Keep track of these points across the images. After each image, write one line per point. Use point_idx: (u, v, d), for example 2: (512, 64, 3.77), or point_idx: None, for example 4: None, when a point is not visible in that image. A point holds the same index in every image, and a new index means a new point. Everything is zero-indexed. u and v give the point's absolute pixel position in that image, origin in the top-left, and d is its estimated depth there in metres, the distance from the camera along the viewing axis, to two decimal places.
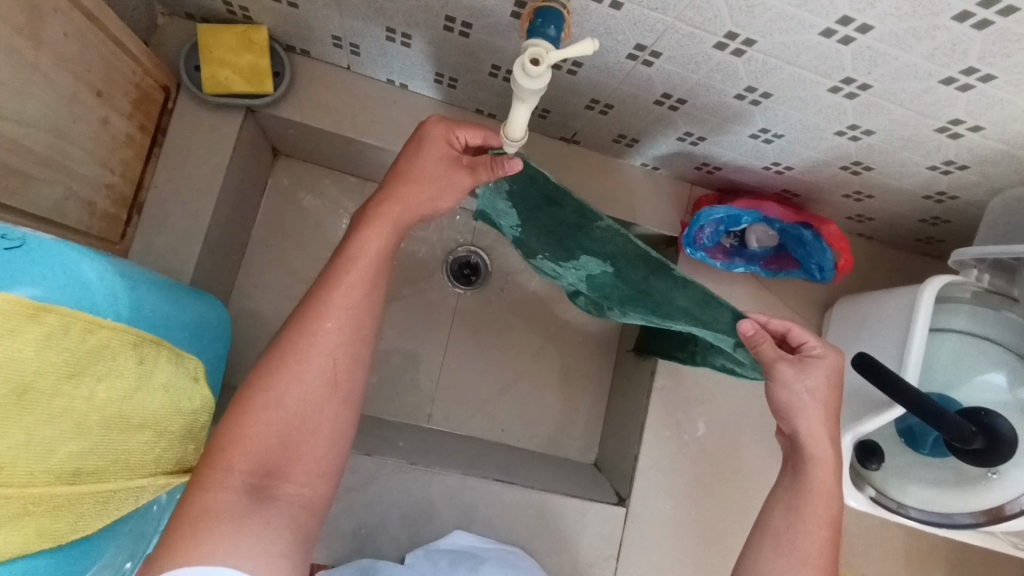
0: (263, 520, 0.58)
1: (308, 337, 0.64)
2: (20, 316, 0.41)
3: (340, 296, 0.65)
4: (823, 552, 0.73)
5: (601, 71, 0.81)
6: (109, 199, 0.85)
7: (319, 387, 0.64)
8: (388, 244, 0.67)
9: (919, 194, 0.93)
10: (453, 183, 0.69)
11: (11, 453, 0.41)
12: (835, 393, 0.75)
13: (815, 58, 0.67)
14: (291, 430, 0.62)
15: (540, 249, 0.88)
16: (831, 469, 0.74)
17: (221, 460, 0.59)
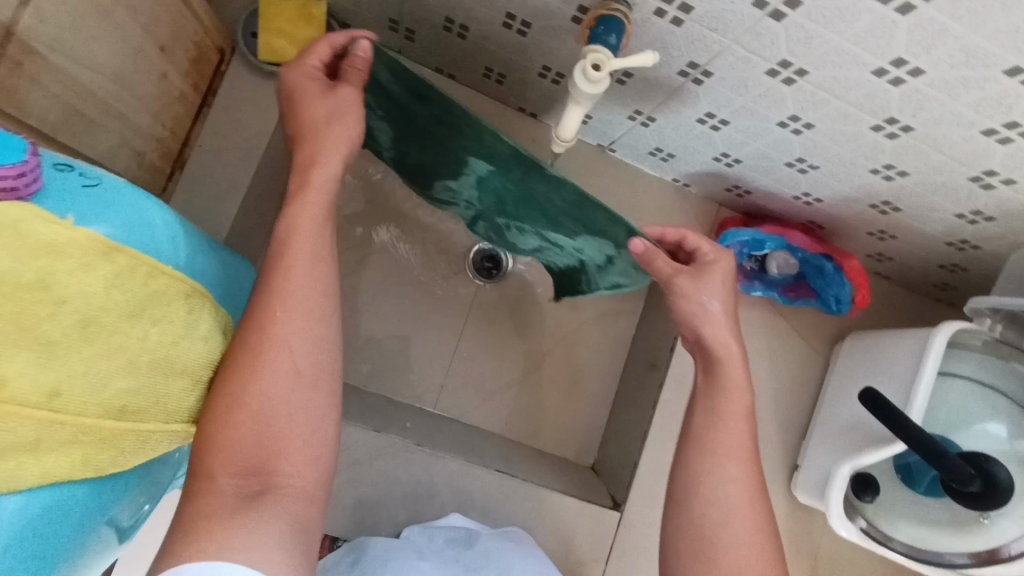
0: (260, 517, 0.53)
1: (266, 329, 0.59)
2: (93, 252, 0.45)
3: (286, 279, 0.61)
4: (746, 445, 0.75)
5: (649, 84, 0.83)
6: (156, 152, 0.86)
7: (284, 378, 0.58)
8: (330, 184, 0.66)
9: (942, 239, 0.95)
10: (348, 103, 0.68)
11: (70, 382, 0.44)
12: (730, 288, 0.79)
13: (863, 96, 0.69)
14: (261, 426, 0.57)
15: (483, 198, 0.88)
16: (739, 366, 0.77)
17: (203, 468, 0.55)
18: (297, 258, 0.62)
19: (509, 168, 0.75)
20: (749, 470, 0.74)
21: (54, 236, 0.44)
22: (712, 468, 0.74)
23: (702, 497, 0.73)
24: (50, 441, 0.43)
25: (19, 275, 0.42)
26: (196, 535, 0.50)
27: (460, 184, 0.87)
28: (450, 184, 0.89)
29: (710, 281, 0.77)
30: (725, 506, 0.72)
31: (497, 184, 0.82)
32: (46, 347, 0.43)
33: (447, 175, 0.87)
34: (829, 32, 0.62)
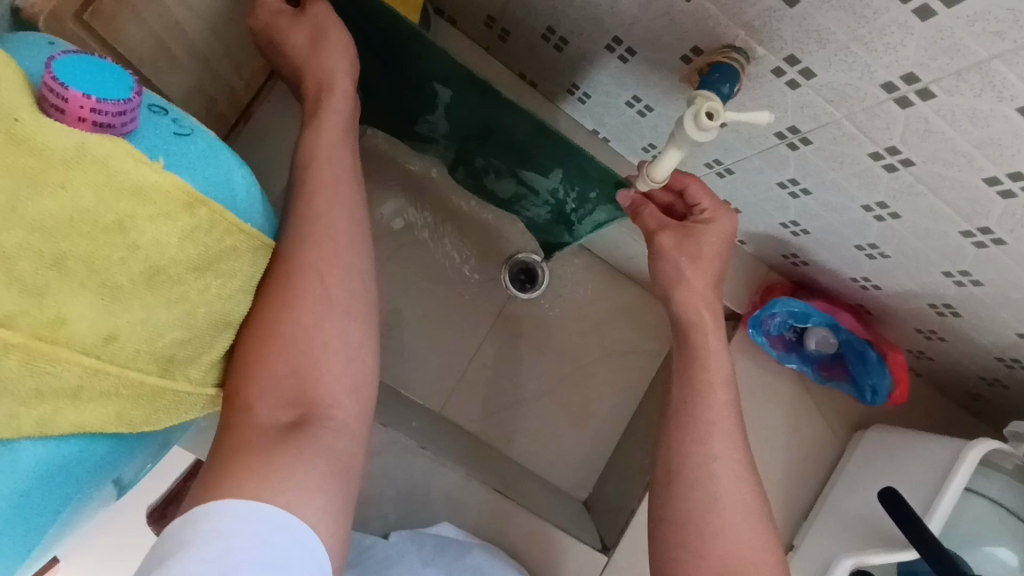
0: (297, 454, 0.52)
1: (306, 259, 0.59)
2: (177, 201, 0.43)
3: (315, 204, 0.61)
4: (725, 415, 0.72)
5: (740, 137, 0.80)
6: (227, 100, 0.83)
7: (317, 305, 0.58)
8: (344, 109, 0.68)
9: (993, 353, 0.93)
10: (323, 20, 0.67)
11: (129, 327, 0.43)
12: (716, 255, 0.75)
13: (963, 199, 0.67)
14: (293, 355, 0.56)
15: (500, 159, 0.88)
16: (711, 326, 0.74)
17: (243, 402, 0.55)
18: (321, 183, 0.62)
19: (530, 130, 0.76)
20: (729, 442, 0.71)
21: (141, 178, 0.41)
22: (691, 448, 0.70)
23: (682, 478, 0.69)
24: (94, 389, 0.42)
25: (99, 216, 0.40)
26: (235, 476, 0.49)
27: (477, 142, 0.87)
28: (463, 139, 0.90)
29: (696, 247, 0.74)
30: (707, 486, 0.68)
31: (512, 145, 0.82)
32: (111, 291, 0.41)
33: (460, 130, 0.88)
34: (950, 130, 0.59)
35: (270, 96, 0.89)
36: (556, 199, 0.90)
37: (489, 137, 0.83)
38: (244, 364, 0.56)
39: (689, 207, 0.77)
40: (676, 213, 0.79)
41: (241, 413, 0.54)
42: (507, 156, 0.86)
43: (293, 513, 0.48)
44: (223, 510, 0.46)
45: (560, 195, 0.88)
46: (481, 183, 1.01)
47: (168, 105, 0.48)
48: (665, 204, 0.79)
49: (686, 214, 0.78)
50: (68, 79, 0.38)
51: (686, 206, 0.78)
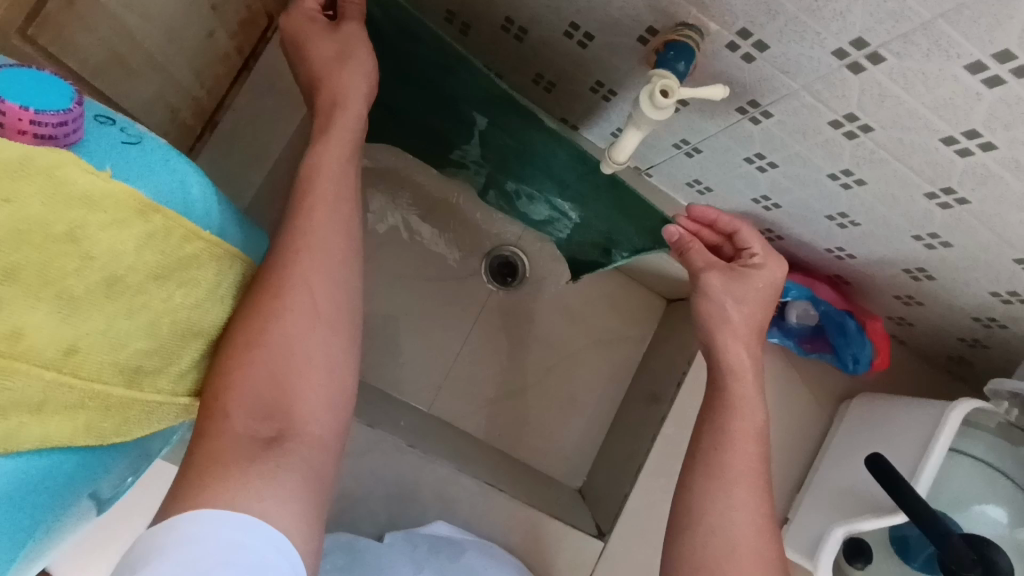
0: (270, 469, 0.53)
1: (282, 272, 0.60)
2: (129, 209, 0.42)
3: (308, 219, 0.62)
4: (754, 469, 0.71)
5: (704, 115, 0.81)
6: (190, 110, 0.83)
7: (303, 319, 0.59)
8: (354, 126, 0.68)
9: (970, 314, 0.93)
10: (354, 39, 0.70)
11: (88, 338, 0.43)
12: (764, 299, 0.78)
13: (925, 162, 0.67)
14: (276, 365, 0.57)
15: (541, 186, 0.93)
16: (750, 380, 0.75)
17: (217, 410, 0.54)
18: (319, 197, 0.63)
19: (570, 160, 0.80)
20: (756, 496, 0.69)
21: (89, 187, 0.40)
22: (717, 496, 0.69)
23: (704, 523, 0.68)
24: (57, 402, 0.42)
25: (50, 226, 0.39)
26: (206, 490, 0.50)
27: (515, 168, 0.92)
28: (501, 165, 0.94)
29: (743, 290, 0.77)
30: (726, 534, 0.67)
31: (552, 174, 0.87)
32: (68, 303, 0.41)
33: (495, 153, 0.92)
34: (905, 94, 0.60)
35: (234, 105, 0.89)
36: (597, 231, 0.94)
37: (529, 165, 0.88)
38: (222, 373, 0.56)
39: (737, 250, 0.81)
40: (723, 253, 0.83)
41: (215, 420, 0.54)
42: (543, 181, 0.91)
43: (270, 523, 0.49)
44: (198, 516, 0.47)
45: (597, 223, 0.93)
46: (513, 203, 1.07)
47: (116, 114, 0.48)
48: (715, 244, 0.82)
49: (733, 256, 0.81)
50: (4, 92, 0.38)
51: (734, 249, 0.81)
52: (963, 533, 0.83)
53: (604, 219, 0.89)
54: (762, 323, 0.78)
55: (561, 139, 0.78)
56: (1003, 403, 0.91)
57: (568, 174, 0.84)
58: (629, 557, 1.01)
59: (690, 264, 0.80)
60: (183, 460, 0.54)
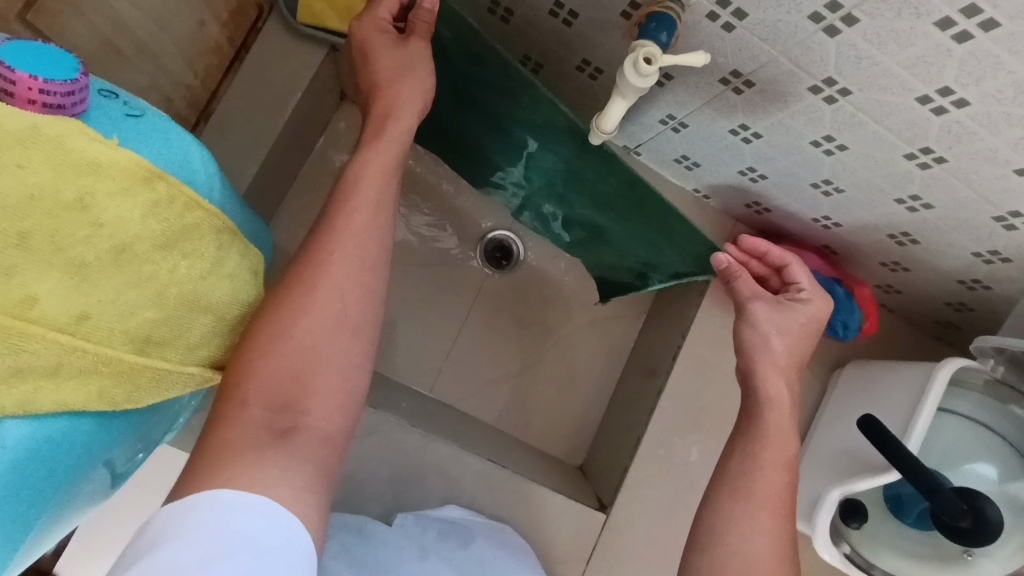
0: (283, 454, 0.55)
1: (316, 270, 0.63)
2: (135, 177, 0.44)
3: (345, 225, 0.65)
4: (781, 496, 0.73)
5: (688, 88, 0.83)
6: (185, 100, 0.85)
7: (329, 321, 0.62)
8: (404, 136, 0.70)
9: (954, 277, 0.95)
10: (418, 58, 0.71)
11: (99, 306, 0.44)
12: (805, 335, 0.80)
13: (903, 122, 0.70)
14: (299, 361, 0.60)
15: (588, 213, 0.96)
16: (786, 412, 0.77)
17: (238, 395, 0.58)
18: (357, 201, 0.66)
19: (617, 185, 0.83)
20: (778, 523, 0.71)
21: (96, 155, 0.42)
22: (740, 516, 0.71)
23: (725, 543, 0.70)
24: (70, 367, 0.43)
25: (60, 193, 0.41)
26: (223, 472, 0.52)
27: (561, 192, 0.95)
28: (548, 188, 0.97)
29: (788, 320, 0.79)
30: (745, 556, 0.69)
31: (601, 201, 0.90)
32: (79, 271, 0.42)
33: (541, 176, 0.95)
34: (880, 54, 0.62)
35: (227, 95, 0.91)
36: (634, 254, 0.98)
37: (577, 189, 0.91)
38: (246, 359, 0.59)
39: (785, 283, 0.83)
40: (769, 285, 0.86)
41: (234, 402, 0.57)
42: (582, 202, 0.94)
43: (275, 501, 0.51)
44: (217, 498, 0.50)
45: (638, 250, 0.95)
46: (552, 225, 1.09)
47: (118, 90, 0.50)
48: (761, 275, 0.86)
49: (779, 288, 0.84)
50: (13, 64, 0.40)
51: (782, 281, 0.84)
52: (954, 486, 0.86)
53: (646, 244, 0.92)
54: (803, 356, 0.80)
55: (612, 166, 0.80)
56: (989, 361, 0.93)
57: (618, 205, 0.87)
58: (632, 528, 1.03)
59: (736, 293, 0.81)
60: (196, 444, 0.57)
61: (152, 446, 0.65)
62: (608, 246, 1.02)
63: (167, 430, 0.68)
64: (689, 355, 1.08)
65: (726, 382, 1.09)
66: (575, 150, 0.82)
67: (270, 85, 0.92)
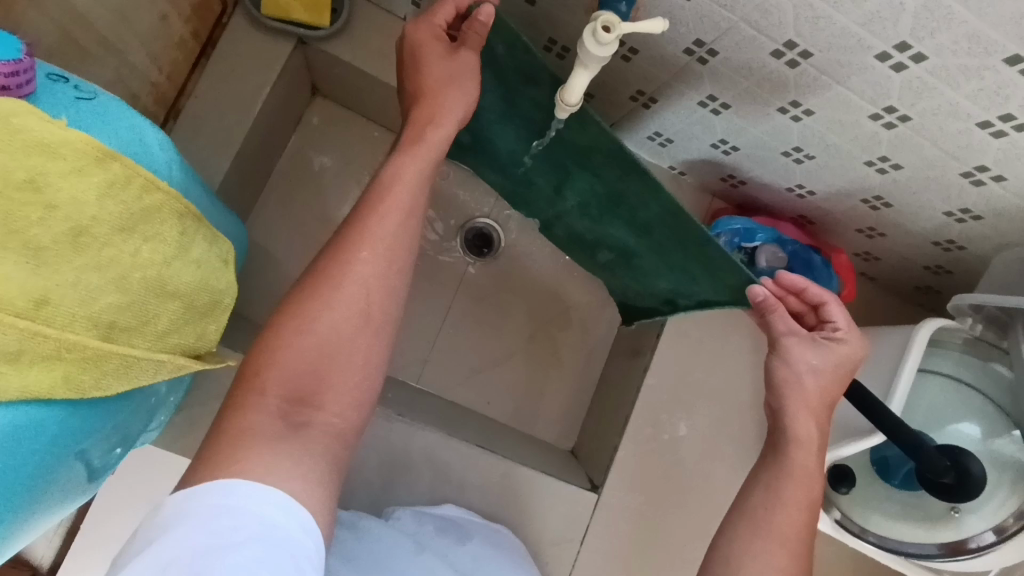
0: (293, 445, 0.56)
1: (342, 266, 0.64)
2: (88, 156, 0.44)
3: (376, 224, 0.65)
4: (800, 533, 0.74)
5: (655, 61, 0.83)
6: (151, 96, 0.85)
7: (352, 316, 0.62)
8: (440, 147, 0.69)
9: (929, 239, 0.96)
10: (466, 70, 0.70)
11: (59, 290, 0.44)
12: (840, 374, 0.77)
13: (865, 82, 0.70)
14: (322, 356, 0.61)
15: (623, 236, 0.93)
16: (816, 451, 0.77)
17: (258, 385, 0.58)
18: (389, 204, 0.66)
19: (658, 213, 0.78)
20: (793, 558, 0.73)
21: (46, 135, 0.42)
22: (756, 548, 0.73)
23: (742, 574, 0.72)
24: (32, 353, 0.43)
25: (10, 173, 0.40)
26: (232, 462, 0.52)
27: (596, 212, 0.93)
28: (585, 206, 0.94)
29: (824, 356, 0.76)
30: None
31: (638, 230, 0.86)
32: (34, 254, 0.42)
33: (579, 199, 0.93)
34: (836, 12, 0.62)
35: (195, 92, 0.91)
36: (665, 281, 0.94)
37: (611, 212, 0.88)
38: (270, 349, 0.60)
39: (821, 321, 0.80)
40: (805, 322, 0.82)
41: (252, 390, 0.58)
42: (615, 223, 0.90)
43: (261, 481, 0.51)
44: (204, 491, 0.49)
45: (668, 278, 0.92)
46: (586, 241, 1.06)
47: (68, 75, 0.50)
48: (798, 311, 0.81)
49: (815, 326, 0.80)
50: None
51: (818, 319, 0.80)
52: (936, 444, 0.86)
53: (677, 274, 0.88)
54: (836, 392, 0.78)
55: (654, 192, 0.75)
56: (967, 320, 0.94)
57: (654, 236, 0.84)
58: (624, 506, 1.03)
59: (769, 327, 0.78)
60: (204, 443, 0.56)
61: (128, 444, 0.64)
62: (636, 266, 0.99)
63: (143, 428, 0.67)
64: (672, 331, 1.08)
65: (711, 356, 1.09)
66: (618, 175, 0.79)
67: (237, 79, 0.91)
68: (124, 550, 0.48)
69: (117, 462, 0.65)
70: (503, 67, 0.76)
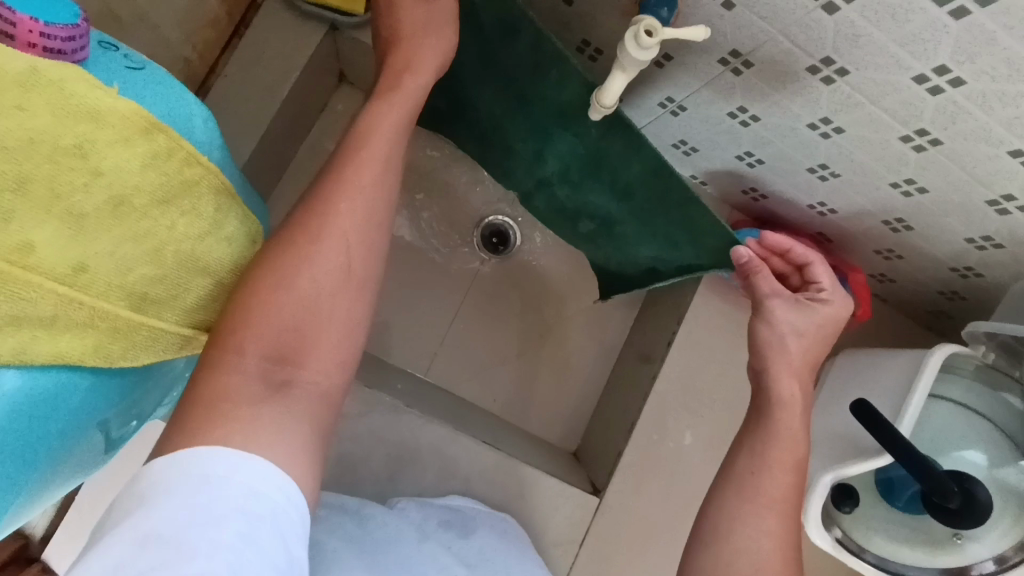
0: (279, 407, 0.55)
1: (321, 220, 0.61)
2: (135, 127, 0.44)
3: (357, 179, 0.63)
4: (787, 498, 0.73)
5: (689, 69, 0.84)
6: (182, 72, 0.85)
7: (333, 275, 0.60)
8: (417, 94, 0.69)
9: (948, 264, 0.96)
10: (444, 15, 0.69)
11: (97, 258, 0.44)
12: (823, 338, 0.78)
13: (898, 103, 0.70)
14: (301, 312, 0.58)
15: (605, 202, 0.92)
16: (798, 414, 0.76)
17: (233, 343, 0.56)
18: (366, 153, 0.64)
19: (644, 170, 0.79)
20: (785, 526, 0.72)
21: (97, 102, 0.42)
22: (747, 517, 0.72)
23: (730, 542, 0.71)
24: (66, 319, 0.43)
25: (60, 138, 0.41)
26: (214, 427, 0.51)
27: (576, 178, 0.92)
28: (563, 174, 0.94)
29: (808, 321, 0.77)
30: (751, 557, 0.70)
31: (623, 194, 0.87)
32: (76, 220, 0.42)
33: (557, 165, 0.92)
34: (877, 31, 0.62)
35: (225, 70, 0.91)
36: (643, 244, 0.95)
37: (593, 177, 0.88)
38: (242, 306, 0.57)
39: (805, 282, 0.82)
40: (789, 283, 0.84)
41: (227, 351, 0.55)
42: (596, 189, 0.90)
43: (252, 453, 0.50)
44: (204, 458, 0.49)
45: (654, 245, 0.93)
46: (567, 215, 1.05)
47: (119, 45, 0.50)
48: (782, 272, 0.83)
49: (799, 287, 0.82)
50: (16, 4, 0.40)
51: (802, 280, 0.82)
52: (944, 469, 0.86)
53: (658, 236, 0.89)
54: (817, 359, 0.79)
55: (639, 146, 0.76)
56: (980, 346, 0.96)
57: (637, 196, 0.84)
58: (625, 512, 1.03)
59: (753, 289, 0.79)
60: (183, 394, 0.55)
61: (142, 419, 0.64)
62: (616, 234, 0.99)
63: (157, 404, 0.67)
64: (684, 340, 1.08)
65: (721, 367, 1.09)
66: (600, 133, 0.79)
67: (267, 60, 0.92)
68: (113, 515, 0.48)
69: (130, 437, 0.65)
70: (537, 63, 0.76)
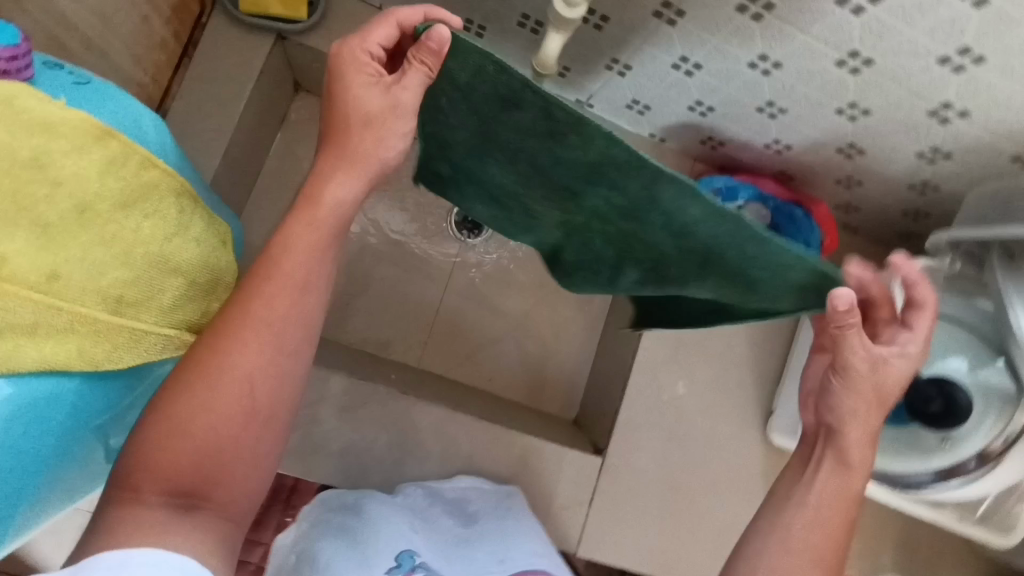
0: (177, 536, 0.50)
1: (222, 354, 0.55)
2: (86, 134, 0.47)
3: (263, 310, 0.56)
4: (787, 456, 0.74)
5: (626, 28, 0.86)
6: (137, 96, 0.87)
7: (232, 409, 0.54)
8: (344, 198, 0.59)
9: (905, 182, 0.99)
10: (405, 112, 0.58)
11: (68, 265, 0.46)
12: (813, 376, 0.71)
13: (827, 28, 0.73)
14: (208, 454, 0.53)
15: (585, 216, 0.66)
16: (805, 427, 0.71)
17: (131, 482, 0.51)
18: (277, 281, 0.57)
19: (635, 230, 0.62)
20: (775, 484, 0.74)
21: (47, 114, 0.46)
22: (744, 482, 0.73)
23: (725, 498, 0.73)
24: (47, 323, 0.45)
25: (17, 151, 0.44)
26: (119, 535, 0.49)
27: (503, 227, 0.81)
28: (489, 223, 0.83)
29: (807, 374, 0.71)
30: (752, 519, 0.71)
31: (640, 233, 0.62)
32: (42, 230, 0.45)
33: (491, 220, 0.81)
34: None
35: (180, 91, 0.93)
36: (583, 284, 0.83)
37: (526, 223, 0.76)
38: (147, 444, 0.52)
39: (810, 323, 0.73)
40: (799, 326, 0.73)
41: (126, 486, 0.51)
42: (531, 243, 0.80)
43: (163, 548, 0.48)
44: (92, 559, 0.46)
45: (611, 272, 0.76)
46: (509, 218, 0.77)
47: (62, 64, 0.54)
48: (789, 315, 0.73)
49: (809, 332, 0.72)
50: None
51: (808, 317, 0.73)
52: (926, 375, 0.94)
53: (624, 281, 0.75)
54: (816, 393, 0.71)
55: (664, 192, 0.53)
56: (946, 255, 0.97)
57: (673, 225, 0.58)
58: (629, 466, 1.06)
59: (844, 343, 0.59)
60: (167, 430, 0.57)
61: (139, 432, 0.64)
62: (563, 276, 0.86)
63: None
64: None
65: None
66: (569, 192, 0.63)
67: (218, 77, 0.94)
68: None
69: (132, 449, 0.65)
70: (478, 145, 0.65)
